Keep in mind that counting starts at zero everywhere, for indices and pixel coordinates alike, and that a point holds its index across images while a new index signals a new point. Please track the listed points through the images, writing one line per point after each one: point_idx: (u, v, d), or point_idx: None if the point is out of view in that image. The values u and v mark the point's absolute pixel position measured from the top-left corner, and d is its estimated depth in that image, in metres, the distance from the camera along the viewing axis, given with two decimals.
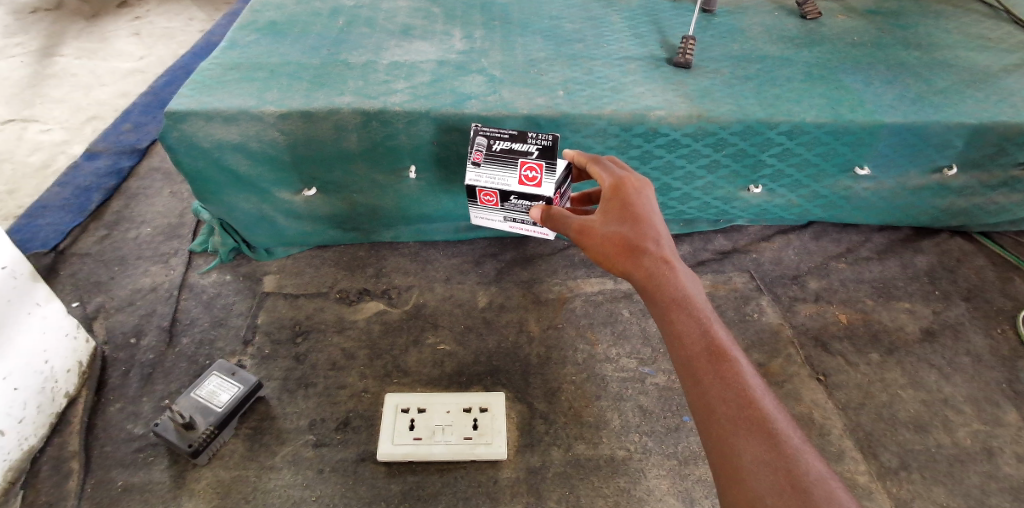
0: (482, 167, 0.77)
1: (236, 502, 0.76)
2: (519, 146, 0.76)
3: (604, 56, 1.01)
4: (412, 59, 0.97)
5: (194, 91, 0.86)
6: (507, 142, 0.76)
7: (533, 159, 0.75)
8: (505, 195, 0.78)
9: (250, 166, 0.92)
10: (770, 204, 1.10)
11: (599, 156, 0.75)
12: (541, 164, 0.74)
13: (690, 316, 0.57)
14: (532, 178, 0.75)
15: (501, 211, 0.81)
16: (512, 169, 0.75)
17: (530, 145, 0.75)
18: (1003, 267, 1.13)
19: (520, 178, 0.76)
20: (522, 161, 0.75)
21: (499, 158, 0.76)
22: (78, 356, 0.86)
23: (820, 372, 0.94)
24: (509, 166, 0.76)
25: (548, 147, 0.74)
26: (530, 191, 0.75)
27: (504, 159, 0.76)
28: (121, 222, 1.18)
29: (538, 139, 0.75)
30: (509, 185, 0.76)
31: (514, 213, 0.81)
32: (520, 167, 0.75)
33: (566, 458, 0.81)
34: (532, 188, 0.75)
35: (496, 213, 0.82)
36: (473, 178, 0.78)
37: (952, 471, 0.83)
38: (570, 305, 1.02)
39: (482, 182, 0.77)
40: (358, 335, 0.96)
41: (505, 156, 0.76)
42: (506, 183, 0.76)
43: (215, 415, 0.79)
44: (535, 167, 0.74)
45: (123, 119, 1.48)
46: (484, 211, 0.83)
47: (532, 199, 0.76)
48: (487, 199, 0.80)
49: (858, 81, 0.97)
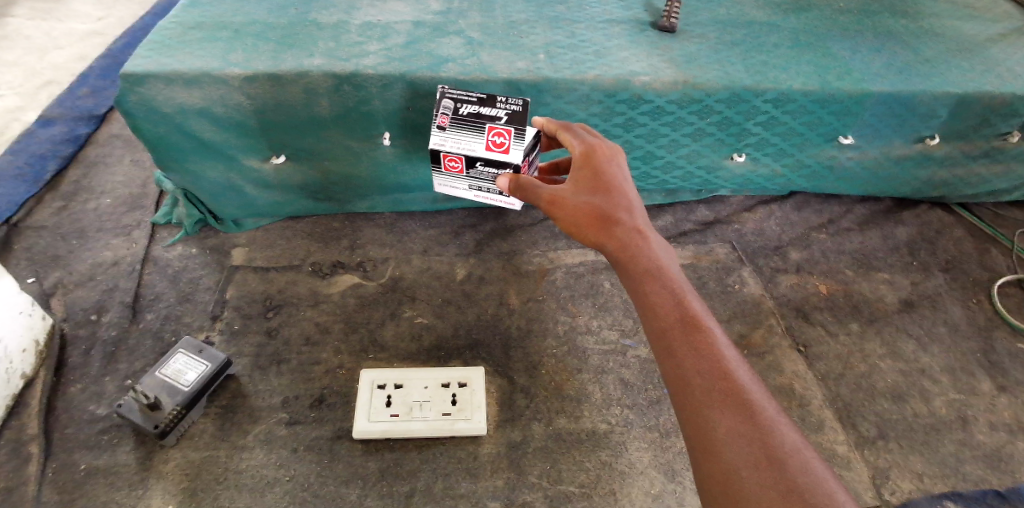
0: (448, 130, 0.73)
1: (207, 483, 0.73)
2: (487, 110, 0.72)
3: (588, 18, 0.97)
4: (386, 19, 0.91)
5: (151, 51, 0.79)
6: (476, 105, 0.72)
7: (501, 124, 0.71)
8: (470, 161, 0.73)
9: (216, 132, 0.86)
10: (755, 174, 1.08)
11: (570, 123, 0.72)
12: (510, 130, 0.71)
13: (664, 285, 0.55)
14: (500, 143, 0.71)
15: (466, 179, 0.77)
16: (479, 134, 0.71)
17: (499, 109, 0.72)
18: (981, 239, 1.15)
19: (487, 143, 0.71)
20: (490, 126, 0.71)
21: (466, 122, 0.72)
22: (35, 335, 0.82)
23: (801, 342, 0.95)
24: (477, 131, 0.72)
25: (518, 112, 0.71)
26: (498, 157, 0.71)
27: (471, 123, 0.72)
28: (80, 193, 1.11)
29: (508, 104, 0.71)
30: (475, 151, 0.72)
31: (480, 182, 0.76)
32: (488, 132, 0.71)
33: (547, 432, 0.81)
34: (500, 155, 0.71)
35: (461, 181, 0.77)
36: (438, 142, 0.73)
37: (928, 440, 0.84)
38: (551, 277, 1.00)
39: (446, 146, 0.72)
40: (332, 310, 0.93)
41: (473, 120, 0.72)
42: (472, 148, 0.72)
43: (182, 394, 0.76)
44: (504, 132, 0.71)
45: (80, 84, 1.38)
46: (449, 178, 0.78)
47: (499, 167, 0.72)
48: (451, 165, 0.75)
49: (846, 49, 0.95)
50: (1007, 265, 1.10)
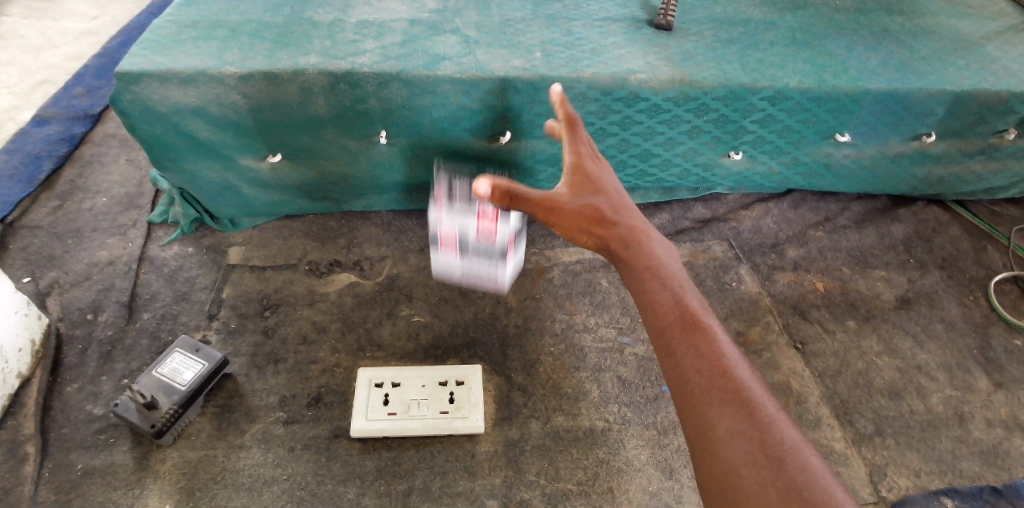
0: (448, 213, 0.86)
1: (204, 483, 0.73)
2: (477, 196, 0.82)
3: (584, 16, 0.96)
4: (382, 18, 0.91)
5: (146, 51, 0.79)
6: (469, 193, 0.85)
7: (487, 208, 0.80)
8: (466, 234, 0.85)
9: (211, 132, 0.86)
10: (751, 171, 1.08)
11: (575, 117, 0.67)
12: (496, 212, 0.79)
13: (665, 285, 0.55)
14: (488, 216, 0.80)
15: (462, 254, 0.91)
16: (472, 214, 0.83)
17: (486, 197, 0.81)
18: (977, 236, 1.15)
19: (478, 222, 0.82)
20: (479, 208, 0.80)
21: (461, 205, 0.85)
22: (31, 334, 0.82)
23: (798, 340, 0.95)
24: (470, 213, 0.83)
25: (501, 199, 0.81)
26: (489, 229, 0.82)
27: (466, 208, 0.84)
28: (75, 192, 1.11)
29: (493, 195, 0.80)
30: (470, 227, 0.83)
31: (474, 255, 0.91)
32: (478, 212, 0.81)
33: (544, 431, 0.81)
34: (490, 225, 0.81)
35: (457, 257, 0.92)
36: (441, 223, 0.87)
37: (925, 437, 0.84)
38: (548, 275, 1.00)
39: (447, 226, 0.86)
40: (328, 308, 0.93)
41: (467, 205, 0.84)
42: (467, 226, 0.84)
43: (178, 393, 0.75)
44: (491, 214, 0.80)
45: (75, 83, 1.37)
46: (447, 253, 0.92)
47: (490, 238, 0.85)
48: (450, 239, 0.88)
49: (842, 47, 0.95)
50: (1003, 262, 1.10)
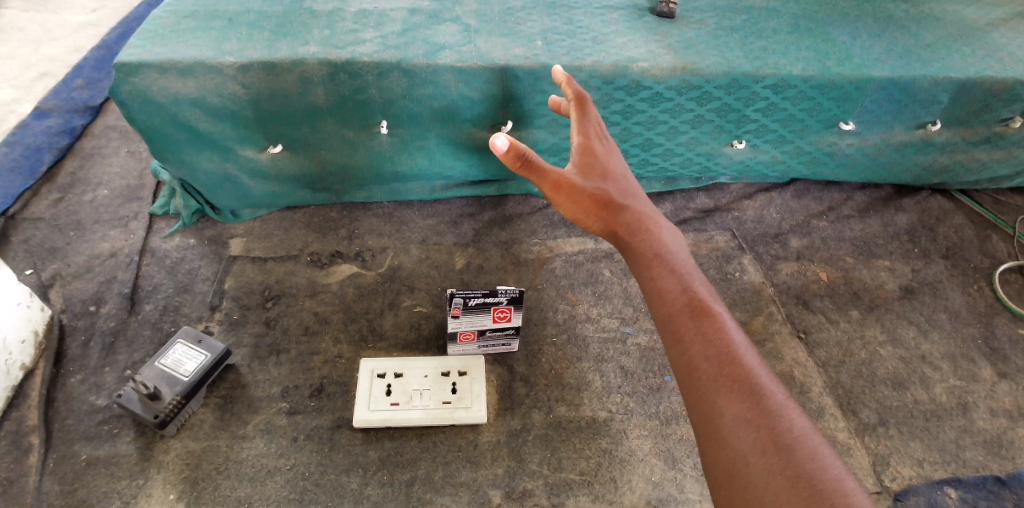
0: (462, 317, 0.76)
1: (208, 473, 0.73)
2: (492, 300, 0.75)
3: (585, 4, 0.95)
4: (381, 7, 0.90)
5: (145, 41, 0.78)
6: (482, 298, 0.74)
7: (504, 305, 0.76)
8: (482, 331, 0.80)
9: (210, 123, 0.85)
10: (754, 160, 1.07)
11: (583, 96, 0.70)
12: (512, 307, 0.77)
13: (672, 272, 0.54)
14: (504, 316, 0.78)
15: (477, 342, 0.82)
16: (487, 314, 0.77)
17: (500, 297, 0.75)
18: (982, 226, 1.14)
19: (494, 318, 0.78)
20: (495, 308, 0.76)
21: (476, 309, 0.76)
22: (34, 326, 0.82)
23: (801, 330, 0.95)
24: (484, 312, 0.77)
25: (516, 297, 0.75)
26: (505, 325, 0.80)
27: (481, 309, 0.76)
28: (76, 185, 1.11)
29: (508, 292, 0.74)
30: (485, 325, 0.79)
31: (491, 343, 0.83)
32: (493, 310, 0.77)
33: (547, 421, 0.81)
34: (506, 323, 0.79)
35: (473, 344, 0.83)
36: (455, 325, 0.78)
37: (929, 426, 0.84)
38: (550, 265, 1.00)
39: (463, 328, 0.78)
40: (330, 300, 0.93)
41: (481, 307, 0.75)
42: (482, 323, 0.79)
43: (181, 384, 0.75)
44: (507, 309, 0.77)
45: (74, 75, 1.37)
46: (458, 344, 0.82)
47: (503, 329, 0.81)
48: (465, 336, 0.81)
49: (846, 34, 0.94)
50: (1008, 251, 1.09)
